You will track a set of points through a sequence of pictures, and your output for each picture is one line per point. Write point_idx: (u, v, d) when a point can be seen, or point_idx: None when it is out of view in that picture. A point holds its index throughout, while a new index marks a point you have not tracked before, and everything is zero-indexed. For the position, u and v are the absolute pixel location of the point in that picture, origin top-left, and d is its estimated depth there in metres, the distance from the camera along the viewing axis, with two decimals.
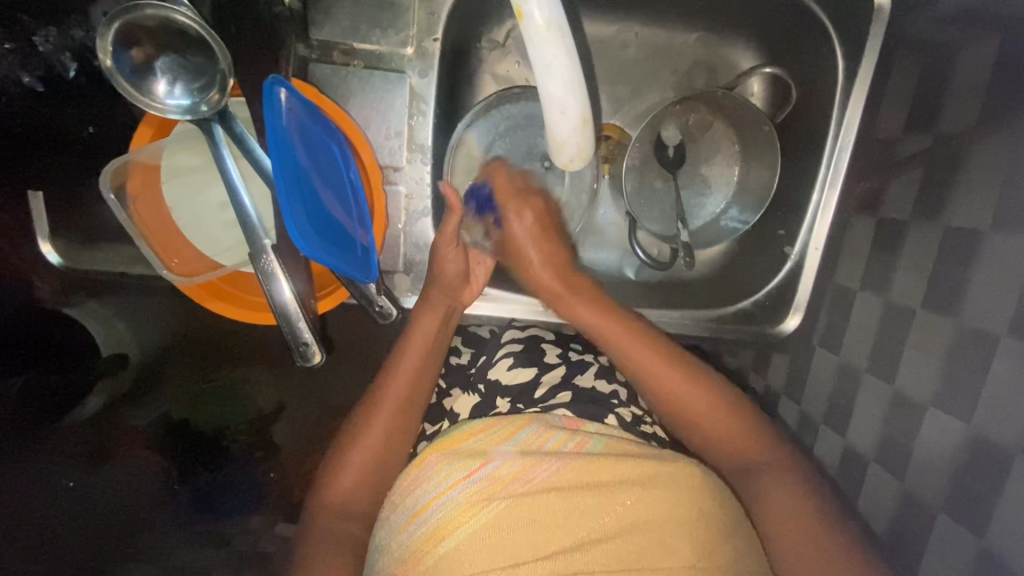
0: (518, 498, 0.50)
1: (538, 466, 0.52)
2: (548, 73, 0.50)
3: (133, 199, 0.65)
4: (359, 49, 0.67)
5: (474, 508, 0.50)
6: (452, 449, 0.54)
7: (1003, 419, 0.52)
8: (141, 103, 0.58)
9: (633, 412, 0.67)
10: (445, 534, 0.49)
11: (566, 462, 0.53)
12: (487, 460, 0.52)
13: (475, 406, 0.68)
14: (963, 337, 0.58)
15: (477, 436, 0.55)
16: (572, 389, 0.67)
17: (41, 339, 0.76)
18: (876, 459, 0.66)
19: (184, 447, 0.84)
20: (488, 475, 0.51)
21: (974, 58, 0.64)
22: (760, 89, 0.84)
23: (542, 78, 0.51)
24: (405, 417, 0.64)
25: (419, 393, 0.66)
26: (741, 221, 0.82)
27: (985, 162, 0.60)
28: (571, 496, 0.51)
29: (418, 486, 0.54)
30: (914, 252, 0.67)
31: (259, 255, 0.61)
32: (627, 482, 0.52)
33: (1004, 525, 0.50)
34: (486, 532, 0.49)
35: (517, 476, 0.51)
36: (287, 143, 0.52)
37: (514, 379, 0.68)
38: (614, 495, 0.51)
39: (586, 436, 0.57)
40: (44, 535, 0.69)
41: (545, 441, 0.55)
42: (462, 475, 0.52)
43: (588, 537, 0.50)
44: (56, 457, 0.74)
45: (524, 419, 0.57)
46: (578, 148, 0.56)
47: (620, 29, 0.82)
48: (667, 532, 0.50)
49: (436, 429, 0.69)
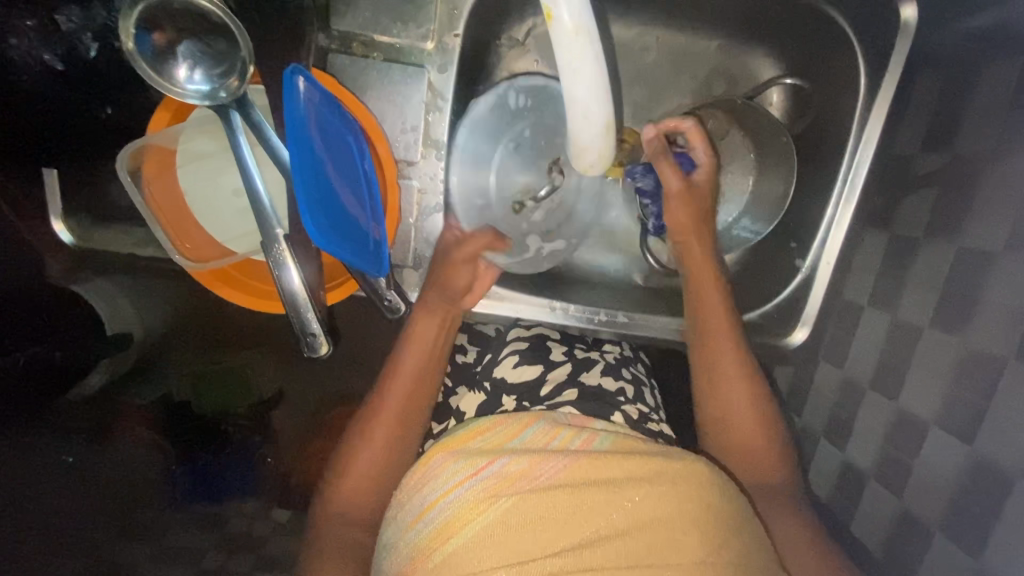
0: (526, 495, 0.49)
1: (545, 464, 0.52)
2: (574, 77, 0.48)
3: (147, 182, 0.64)
4: (379, 41, 0.67)
5: (482, 506, 0.50)
6: (460, 447, 0.55)
7: (1006, 443, 0.52)
8: (160, 86, 0.57)
9: (639, 410, 0.67)
10: (453, 530, 0.49)
11: (571, 460, 0.52)
12: (493, 458, 0.53)
13: (481, 404, 0.68)
14: (970, 359, 0.57)
15: (484, 436, 0.55)
16: (578, 387, 0.67)
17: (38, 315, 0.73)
18: (874, 475, 0.66)
19: (181, 428, 0.85)
20: (495, 472, 0.51)
21: (997, 78, 0.63)
22: (778, 99, 0.84)
23: (568, 81, 0.50)
24: (412, 423, 0.65)
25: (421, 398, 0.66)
26: (753, 232, 0.83)
27: (1003, 184, 0.59)
28: (577, 493, 0.50)
29: (426, 485, 0.54)
30: (925, 271, 0.66)
31: (270, 244, 0.61)
32: (633, 479, 0.51)
33: (1001, 548, 0.50)
34: (493, 530, 0.48)
35: (524, 474, 0.51)
36: (304, 133, 0.52)
37: (519, 377, 0.68)
38: (620, 492, 0.50)
39: (592, 434, 0.56)
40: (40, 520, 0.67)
41: (551, 439, 0.55)
42: (469, 473, 0.52)
43: (595, 534, 0.48)
44: (59, 438, 0.72)
45: (529, 418, 0.57)
46: (599, 154, 0.55)
47: (640, 32, 0.81)
48: (676, 528, 0.49)
49: (442, 427, 0.69)
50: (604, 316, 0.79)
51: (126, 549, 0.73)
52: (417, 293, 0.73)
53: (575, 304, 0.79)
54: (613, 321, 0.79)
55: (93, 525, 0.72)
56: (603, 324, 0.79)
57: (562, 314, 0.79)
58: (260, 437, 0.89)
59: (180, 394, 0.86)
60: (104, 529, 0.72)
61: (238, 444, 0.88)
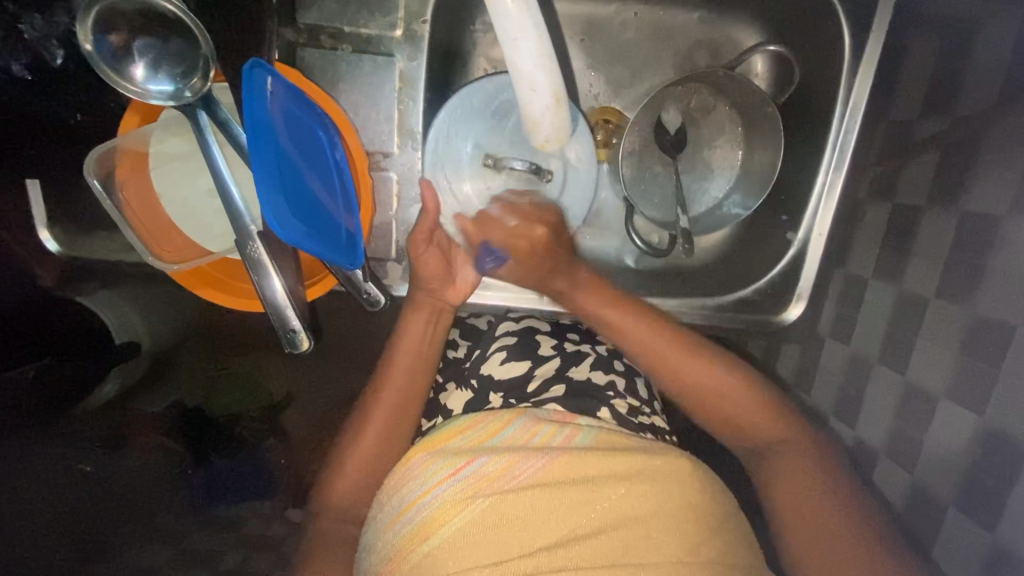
0: (502, 495, 0.49)
1: (525, 462, 0.51)
2: (514, 45, 0.50)
3: (122, 182, 0.65)
4: (347, 33, 0.66)
5: (458, 506, 0.49)
6: (440, 447, 0.54)
7: (1015, 411, 0.50)
8: (120, 86, 0.57)
9: (629, 404, 0.65)
10: (430, 532, 0.48)
11: (552, 458, 0.51)
12: (472, 457, 0.51)
13: (468, 400, 0.67)
14: (977, 326, 0.55)
15: (465, 435, 0.54)
16: (567, 382, 0.66)
17: (48, 328, 0.76)
18: (886, 452, 0.64)
19: (197, 432, 0.86)
20: (473, 472, 0.50)
21: (995, 35, 0.61)
22: (763, 68, 0.81)
23: (509, 52, 0.51)
24: (400, 417, 0.64)
25: (409, 399, 0.65)
26: (743, 207, 0.79)
27: (1006, 143, 0.57)
28: (555, 493, 0.49)
29: (405, 484, 0.53)
30: (930, 239, 0.64)
31: (246, 241, 0.61)
32: (613, 477, 0.51)
33: (1016, 519, 0.48)
34: (469, 531, 0.47)
35: (503, 472, 0.50)
36: (264, 127, 0.51)
37: (506, 373, 0.67)
38: (600, 490, 0.50)
39: (574, 430, 0.55)
40: (72, 523, 0.70)
41: (532, 436, 0.54)
42: (448, 472, 0.51)
43: (573, 533, 0.48)
44: (79, 442, 0.75)
45: (511, 415, 0.55)
46: (552, 127, 0.56)
47: (618, 8, 0.80)
48: (654, 526, 0.48)
49: (431, 425, 0.68)
50: None
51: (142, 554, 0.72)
52: (401, 288, 0.73)
53: None
54: None
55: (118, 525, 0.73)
56: None
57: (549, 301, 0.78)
58: (272, 440, 0.91)
59: (191, 401, 0.87)
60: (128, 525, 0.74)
61: (250, 444, 0.89)
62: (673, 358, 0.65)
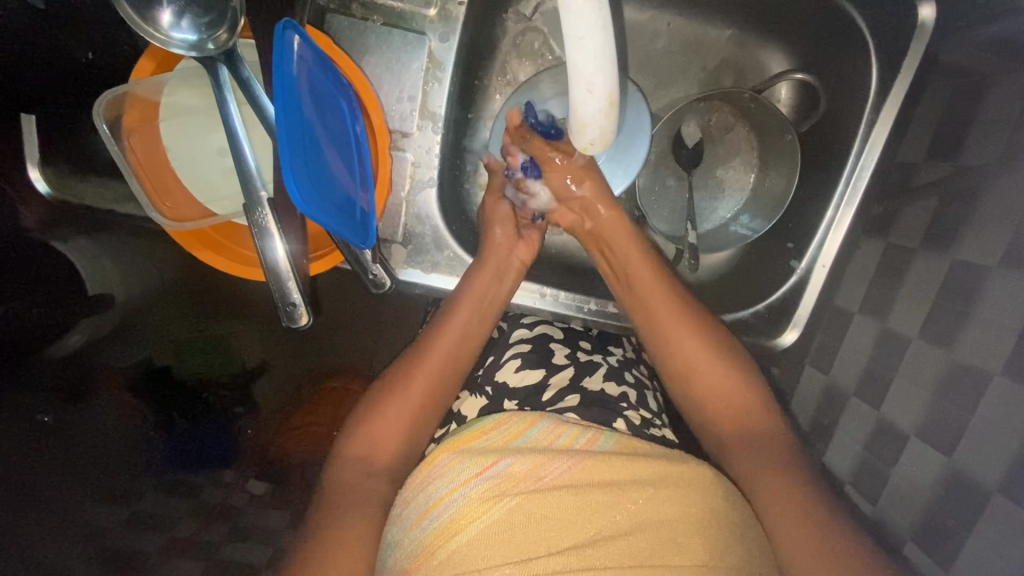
0: (531, 496, 0.49)
1: (551, 464, 0.51)
2: (580, 45, 0.48)
3: (128, 133, 0.63)
4: (379, 4, 0.65)
5: (486, 504, 0.49)
6: (466, 445, 0.53)
7: (984, 456, 0.52)
8: (142, 30, 0.55)
9: (641, 415, 0.66)
10: (457, 528, 0.48)
11: (576, 461, 0.51)
12: (500, 457, 0.51)
13: (483, 407, 0.67)
14: (954, 371, 0.57)
15: (490, 435, 0.54)
16: (581, 392, 0.65)
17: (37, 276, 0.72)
18: (853, 482, 0.66)
19: (161, 394, 0.82)
20: (501, 472, 0.50)
21: (1010, 91, 0.61)
22: (786, 95, 0.83)
23: (571, 50, 0.49)
24: (445, 381, 0.63)
25: (461, 360, 0.65)
26: (751, 228, 0.81)
27: (1000, 201, 0.58)
28: (582, 495, 0.49)
29: (430, 483, 0.52)
30: (918, 281, 0.65)
31: (253, 206, 0.59)
32: (636, 481, 0.51)
33: (970, 559, 0.51)
34: (501, 528, 0.48)
35: (530, 473, 0.50)
36: (293, 94, 0.50)
37: (521, 381, 0.67)
38: (624, 493, 0.50)
39: (596, 434, 0.55)
40: (42, 485, 0.64)
41: (556, 438, 0.54)
42: (474, 472, 0.50)
43: (598, 534, 0.48)
44: (42, 393, 0.68)
45: (535, 415, 0.56)
46: (600, 131, 0.55)
47: (651, 17, 0.81)
48: (679, 530, 0.49)
49: (443, 432, 0.67)
50: (594, 305, 0.76)
51: (115, 512, 0.67)
52: (405, 271, 0.71)
53: (565, 292, 0.77)
54: (604, 310, 0.77)
55: (79, 489, 0.66)
56: (593, 313, 0.77)
57: (551, 300, 0.77)
58: (239, 408, 0.88)
59: (161, 359, 0.84)
60: (100, 491, 0.67)
61: (216, 414, 0.86)
62: (652, 298, 0.67)
